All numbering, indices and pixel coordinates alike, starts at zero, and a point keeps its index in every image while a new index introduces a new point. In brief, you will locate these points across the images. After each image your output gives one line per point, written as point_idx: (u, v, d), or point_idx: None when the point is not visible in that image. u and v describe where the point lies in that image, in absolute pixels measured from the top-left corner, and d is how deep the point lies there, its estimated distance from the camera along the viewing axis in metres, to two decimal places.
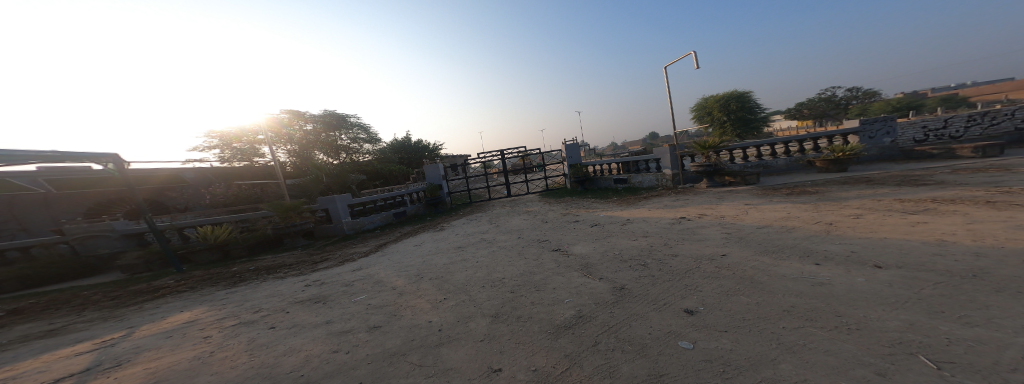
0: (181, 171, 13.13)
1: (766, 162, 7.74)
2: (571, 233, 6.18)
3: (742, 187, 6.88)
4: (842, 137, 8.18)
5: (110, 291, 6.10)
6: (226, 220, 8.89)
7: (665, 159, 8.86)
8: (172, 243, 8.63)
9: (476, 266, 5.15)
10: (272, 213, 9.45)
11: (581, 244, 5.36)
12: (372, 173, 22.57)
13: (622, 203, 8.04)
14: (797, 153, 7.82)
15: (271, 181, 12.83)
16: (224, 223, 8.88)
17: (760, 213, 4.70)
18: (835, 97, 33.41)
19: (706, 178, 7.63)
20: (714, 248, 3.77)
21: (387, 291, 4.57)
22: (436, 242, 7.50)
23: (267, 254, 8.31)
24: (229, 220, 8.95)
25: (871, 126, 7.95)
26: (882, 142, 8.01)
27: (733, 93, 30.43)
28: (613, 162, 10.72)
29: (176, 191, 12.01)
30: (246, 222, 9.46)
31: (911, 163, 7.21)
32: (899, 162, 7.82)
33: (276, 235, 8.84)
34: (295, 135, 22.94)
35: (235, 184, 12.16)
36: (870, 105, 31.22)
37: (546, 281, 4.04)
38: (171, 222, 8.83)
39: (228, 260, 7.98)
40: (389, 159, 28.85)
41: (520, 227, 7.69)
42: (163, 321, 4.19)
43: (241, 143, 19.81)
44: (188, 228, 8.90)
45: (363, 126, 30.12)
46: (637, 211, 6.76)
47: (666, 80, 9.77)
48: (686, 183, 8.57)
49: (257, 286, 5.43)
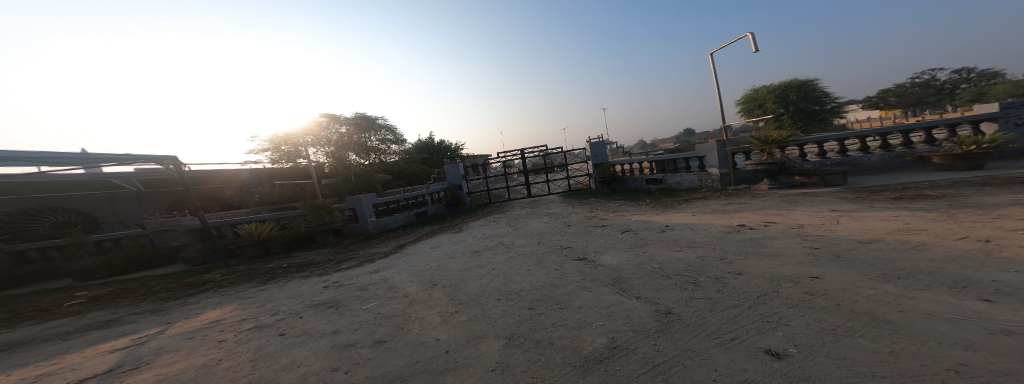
0: (239, 172, 14.52)
1: (852, 159, 6.28)
2: (598, 240, 5.46)
3: (821, 189, 5.59)
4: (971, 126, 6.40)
5: (168, 283, 6.60)
6: (267, 217, 9.42)
7: (710, 156, 7.66)
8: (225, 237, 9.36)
9: (493, 274, 4.68)
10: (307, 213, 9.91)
11: (611, 253, 4.62)
12: (398, 173, 23.68)
13: (657, 206, 7.09)
14: (900, 147, 6.23)
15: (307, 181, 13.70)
16: (265, 221, 9.42)
17: (851, 223, 3.64)
18: (935, 80, 27.77)
19: (769, 178, 6.38)
20: (789, 265, 2.89)
21: (399, 299, 4.28)
22: (456, 245, 7.18)
23: (301, 251, 8.65)
24: (270, 217, 9.48)
25: (1017, 110, 6.12)
26: None
27: (793, 82, 26.63)
28: (644, 161, 9.63)
29: (230, 189, 13.33)
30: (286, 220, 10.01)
31: None
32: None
33: (309, 233, 9.19)
34: (331, 137, 24.73)
35: (276, 184, 13.12)
36: (985, 89, 25.50)
37: (570, 298, 3.42)
38: (225, 219, 9.58)
39: (268, 256, 8.43)
40: (416, 160, 29.96)
41: (543, 230, 7.09)
42: (193, 319, 4.26)
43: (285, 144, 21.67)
44: (240, 225, 9.61)
45: (392, 129, 31.52)
46: (679, 215, 5.81)
47: (714, 67, 8.56)
48: (738, 184, 7.31)
49: (284, 286, 5.46)
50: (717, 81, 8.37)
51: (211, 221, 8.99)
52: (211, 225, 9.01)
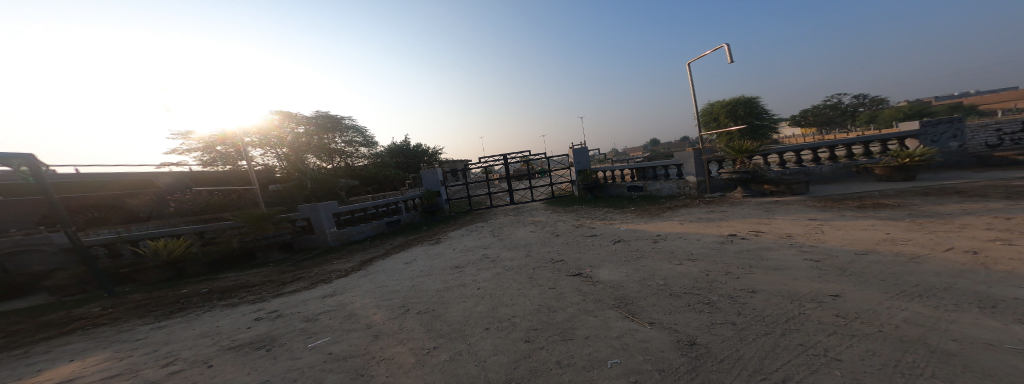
0: (155, 177, 12.30)
1: (807, 169, 6.84)
2: (591, 252, 5.16)
3: (789, 197, 5.87)
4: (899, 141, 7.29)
5: (15, 323, 4.98)
6: (183, 230, 7.65)
7: (688, 164, 7.87)
8: (124, 257, 7.48)
9: (478, 297, 4.12)
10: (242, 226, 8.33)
11: (607, 268, 4.32)
12: (366, 178, 21.71)
13: (642, 214, 7.02)
14: (843, 158, 6.90)
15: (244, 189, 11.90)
16: (182, 235, 7.65)
17: (838, 231, 3.68)
18: (842, 103, 32.99)
19: (742, 186, 6.68)
20: (800, 280, 2.73)
21: (359, 332, 3.47)
22: (431, 259, 6.41)
23: (231, 271, 7.16)
24: (188, 230, 7.73)
25: (934, 129, 7.07)
26: (947, 147, 7.10)
27: (740, 98, 30.01)
28: (626, 168, 9.73)
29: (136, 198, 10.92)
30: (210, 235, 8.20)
31: (988, 171, 6.23)
32: (965, 169, 6.86)
33: (245, 249, 7.72)
34: (279, 136, 21.74)
35: (205, 191, 11.07)
36: (880, 112, 30.70)
37: (573, 325, 2.98)
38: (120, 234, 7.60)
39: (182, 279, 6.78)
40: (388, 165, 27.85)
41: (529, 241, 6.63)
42: (30, 380, 3.09)
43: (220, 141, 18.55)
44: (143, 242, 7.70)
45: (360, 130, 29.15)
46: (666, 223, 5.73)
47: (691, 78, 8.80)
48: (714, 191, 7.52)
49: (195, 323, 4.30)
50: (692, 90, 8.69)
51: (98, 239, 7.01)
52: (95, 244, 6.99)
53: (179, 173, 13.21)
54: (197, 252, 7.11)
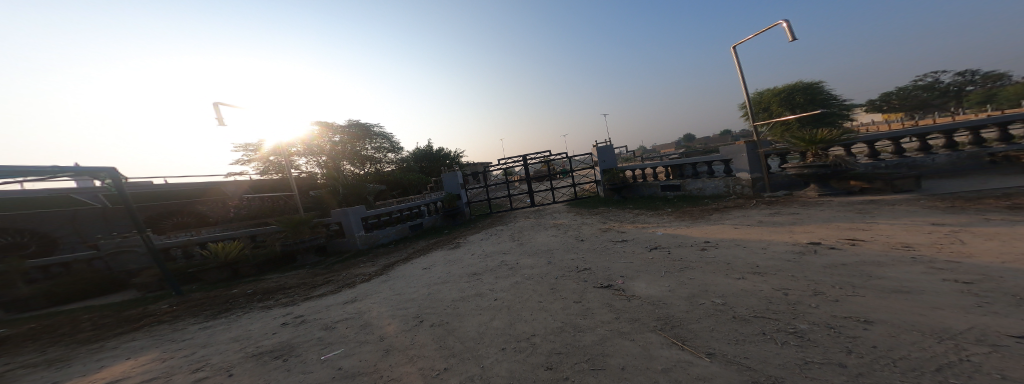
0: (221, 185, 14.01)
1: (913, 161, 5.56)
2: (622, 260, 4.51)
3: (888, 195, 4.64)
4: None
5: (102, 316, 5.59)
6: (237, 233, 8.33)
7: (738, 159, 6.72)
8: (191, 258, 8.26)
9: (496, 309, 3.71)
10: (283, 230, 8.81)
11: (643, 281, 3.65)
12: (393, 183, 22.74)
13: (683, 216, 6.12)
14: (968, 146, 5.46)
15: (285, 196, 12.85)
16: (235, 238, 8.33)
17: (983, 242, 2.67)
18: (939, 83, 27.57)
19: (818, 184, 5.49)
20: (947, 309, 1.90)
21: (371, 345, 3.22)
22: (451, 265, 6.16)
23: (274, 273, 7.57)
24: (241, 234, 8.41)
25: None
26: None
27: (798, 84, 26.41)
28: (657, 166, 8.75)
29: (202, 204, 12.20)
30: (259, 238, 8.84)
31: None
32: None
33: (287, 252, 8.17)
34: (319, 143, 23.96)
35: (257, 198, 12.13)
36: (996, 90, 25.14)
37: (605, 351, 2.42)
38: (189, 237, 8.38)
39: (236, 279, 7.29)
40: (411, 169, 29.01)
41: (551, 246, 6.11)
42: (88, 377, 3.26)
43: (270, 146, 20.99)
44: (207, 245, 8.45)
45: (388, 137, 30.66)
46: (716, 228, 4.83)
47: (739, 63, 7.67)
48: (776, 190, 6.32)
49: (233, 325, 4.42)
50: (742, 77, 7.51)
51: (167, 242, 7.76)
52: (164, 247, 7.72)
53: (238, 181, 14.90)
54: (248, 254, 7.66)
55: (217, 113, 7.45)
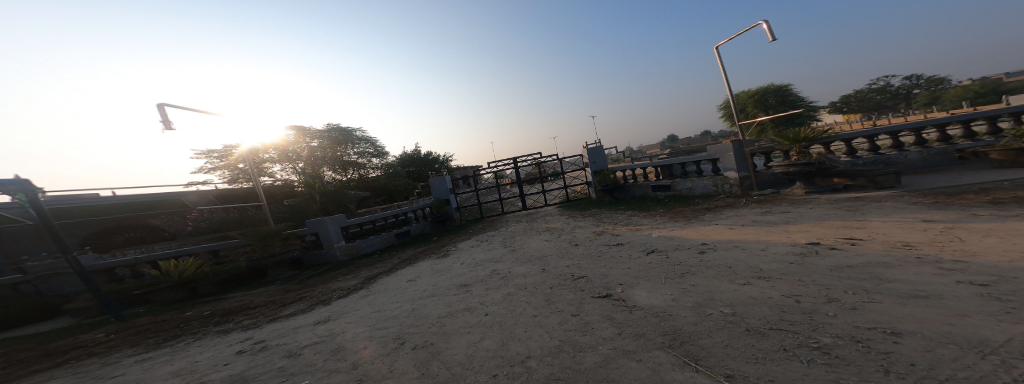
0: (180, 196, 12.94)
1: (888, 158, 5.76)
2: (620, 266, 4.32)
3: (872, 192, 4.71)
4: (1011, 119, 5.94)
5: (21, 350, 4.77)
6: (195, 249, 7.50)
7: (726, 158, 6.76)
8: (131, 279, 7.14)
9: (486, 326, 3.39)
10: (246, 244, 8.06)
11: (644, 289, 3.44)
12: (378, 189, 22.03)
13: (677, 216, 6.05)
14: (937, 143, 5.73)
15: (251, 208, 11.85)
16: (193, 254, 7.49)
17: (983, 239, 2.64)
18: (891, 86, 29.88)
19: (804, 181, 5.56)
20: (975, 317, 1.76)
21: (342, 374, 2.80)
22: (437, 275, 5.79)
23: (239, 291, 6.85)
24: (200, 249, 7.58)
25: None
26: None
27: (769, 86, 27.90)
28: (647, 166, 8.75)
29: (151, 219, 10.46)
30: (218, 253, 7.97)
31: None
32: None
33: (253, 268, 7.45)
34: (296, 148, 22.69)
35: (223, 209, 11.21)
36: (940, 93, 27.52)
37: (611, 375, 2.15)
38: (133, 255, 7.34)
39: (193, 299, 6.48)
40: (398, 174, 28.23)
41: (544, 252, 5.87)
42: None
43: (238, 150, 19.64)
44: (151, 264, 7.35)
45: (372, 141, 29.40)
46: (712, 228, 4.74)
47: (722, 62, 7.72)
48: (763, 188, 6.40)
49: (180, 356, 3.83)
50: (726, 78, 7.57)
51: (109, 261, 6.79)
52: (105, 267, 6.74)
53: (204, 192, 13.87)
54: (207, 271, 6.86)
55: (163, 114, 6.73)
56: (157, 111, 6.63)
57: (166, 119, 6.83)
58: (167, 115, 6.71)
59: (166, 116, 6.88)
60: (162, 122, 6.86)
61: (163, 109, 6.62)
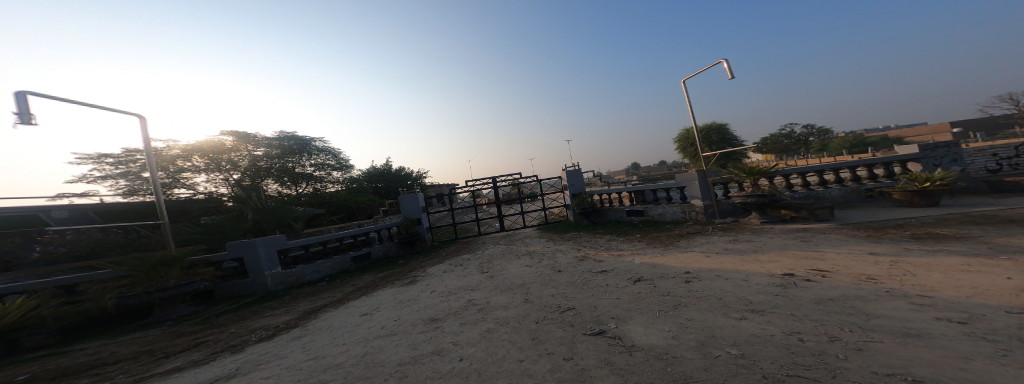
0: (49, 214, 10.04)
1: (817, 193, 6.65)
2: (608, 297, 4.12)
3: (816, 224, 5.25)
4: (904, 164, 7.26)
5: None
6: (33, 284, 5.64)
7: (692, 187, 7.33)
8: None
9: (463, 375, 2.83)
10: (118, 276, 6.30)
11: (640, 325, 3.25)
12: (336, 205, 19.97)
13: (653, 242, 6.19)
14: (851, 182, 6.78)
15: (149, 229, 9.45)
16: (32, 292, 5.64)
17: (931, 274, 2.89)
18: (796, 133, 36.35)
19: (758, 212, 6.13)
20: (975, 360, 1.77)
21: None
22: (401, 307, 5.04)
23: (100, 339, 5.30)
24: (42, 285, 5.74)
25: (936, 152, 7.13)
26: (951, 170, 7.13)
27: (711, 124, 32.13)
28: (621, 191, 9.09)
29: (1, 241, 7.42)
30: (72, 290, 6.08)
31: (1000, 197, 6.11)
32: (974, 194, 6.96)
33: (128, 307, 5.92)
34: (231, 156, 19.49)
35: (114, 229, 8.85)
36: (832, 141, 34.14)
37: None
38: None
39: (19, 355, 4.76)
40: (361, 189, 26.06)
41: (524, 279, 5.48)
42: None
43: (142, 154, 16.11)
44: None
45: (334, 153, 26.19)
46: (691, 256, 4.89)
47: (687, 96, 8.39)
48: (724, 217, 6.96)
49: None
50: (691, 113, 8.29)
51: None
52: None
53: (96, 204, 11.15)
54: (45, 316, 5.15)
55: (22, 106, 5.06)
56: (13, 99, 4.99)
57: (26, 110, 5.16)
58: (29, 106, 5.07)
59: (27, 107, 5.21)
60: (18, 112, 5.16)
61: (22, 97, 4.99)
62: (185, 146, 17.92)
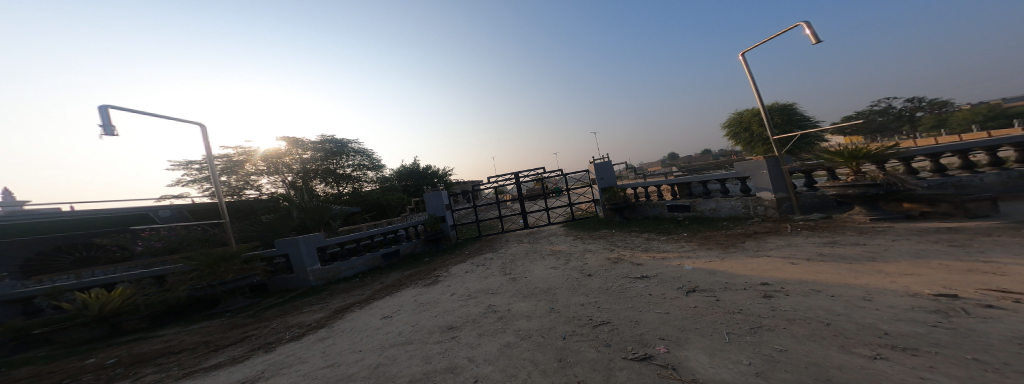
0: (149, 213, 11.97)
1: (960, 181, 5.04)
2: (653, 310, 3.31)
3: (959, 222, 3.81)
4: None
5: None
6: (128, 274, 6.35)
7: (759, 176, 5.91)
8: (51, 310, 5.80)
9: None
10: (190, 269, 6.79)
11: (700, 351, 2.40)
12: (370, 203, 21.22)
13: (708, 243, 5.09)
14: (1015, 164, 5.04)
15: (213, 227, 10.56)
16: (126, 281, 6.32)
17: None
18: (892, 109, 30.02)
19: (868, 206, 4.76)
20: None
21: None
22: (419, 310, 4.71)
23: (170, 326, 5.79)
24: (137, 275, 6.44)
25: None
26: None
27: (774, 105, 27.92)
28: (661, 184, 7.93)
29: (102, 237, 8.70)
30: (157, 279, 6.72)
31: None
32: None
33: (193, 298, 6.41)
34: (286, 160, 21.70)
35: (185, 227, 9.98)
36: (953, 117, 27.46)
37: None
38: (55, 283, 6.04)
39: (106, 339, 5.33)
40: (395, 187, 27.45)
41: (550, 283, 4.83)
42: None
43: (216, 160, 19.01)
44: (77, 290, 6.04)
45: (369, 154, 27.96)
46: (766, 262, 3.79)
47: (748, 70, 7.00)
48: (805, 212, 5.56)
49: None
50: (754, 89, 6.82)
51: (21, 290, 5.49)
52: (15, 297, 5.45)
53: (179, 205, 12.95)
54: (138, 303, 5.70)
55: (106, 118, 5.74)
56: (99, 113, 5.68)
57: (109, 122, 5.85)
58: (111, 119, 5.74)
59: (110, 120, 5.91)
60: (103, 125, 5.86)
61: (105, 111, 5.66)
62: (248, 151, 20.33)
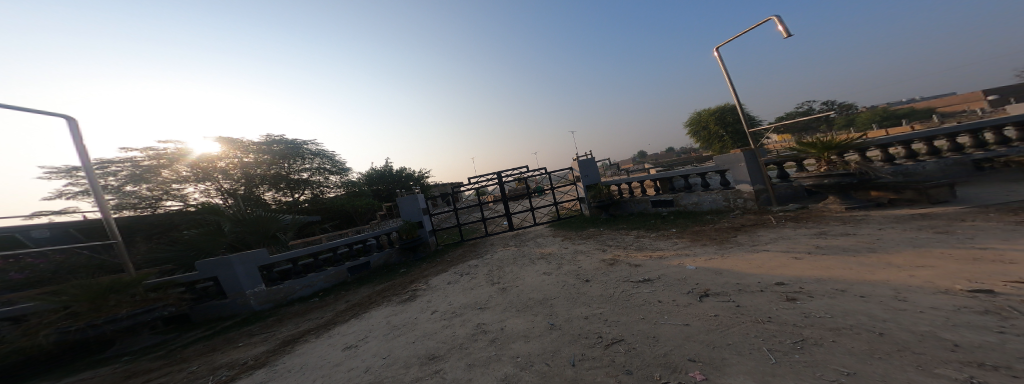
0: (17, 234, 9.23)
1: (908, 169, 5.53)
2: (671, 323, 2.92)
3: (928, 208, 4.00)
4: None
5: None
6: None
7: (738, 169, 5.98)
8: None
9: None
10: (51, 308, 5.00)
11: (747, 377, 2.01)
12: (332, 211, 19.13)
13: (702, 238, 4.96)
14: (949, 153, 5.64)
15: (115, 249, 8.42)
16: None
17: None
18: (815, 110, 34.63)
19: (841, 195, 4.96)
20: None
21: None
22: (389, 336, 3.90)
23: None
24: None
25: None
26: None
27: (727, 106, 30.71)
28: (645, 180, 7.84)
29: None
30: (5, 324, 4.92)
31: None
32: None
33: (68, 344, 4.81)
34: (222, 166, 18.55)
35: (73, 250, 7.85)
36: (859, 118, 32.41)
37: None
38: None
39: None
40: (362, 192, 25.25)
41: (545, 293, 4.30)
42: None
43: (117, 165, 15.46)
44: None
45: (330, 156, 25.43)
46: (770, 258, 3.64)
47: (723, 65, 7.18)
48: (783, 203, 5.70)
49: None
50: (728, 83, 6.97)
51: None
52: None
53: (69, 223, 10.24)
54: None
55: None
56: None
57: None
58: None
59: None
60: None
61: None
62: (166, 153, 16.83)
